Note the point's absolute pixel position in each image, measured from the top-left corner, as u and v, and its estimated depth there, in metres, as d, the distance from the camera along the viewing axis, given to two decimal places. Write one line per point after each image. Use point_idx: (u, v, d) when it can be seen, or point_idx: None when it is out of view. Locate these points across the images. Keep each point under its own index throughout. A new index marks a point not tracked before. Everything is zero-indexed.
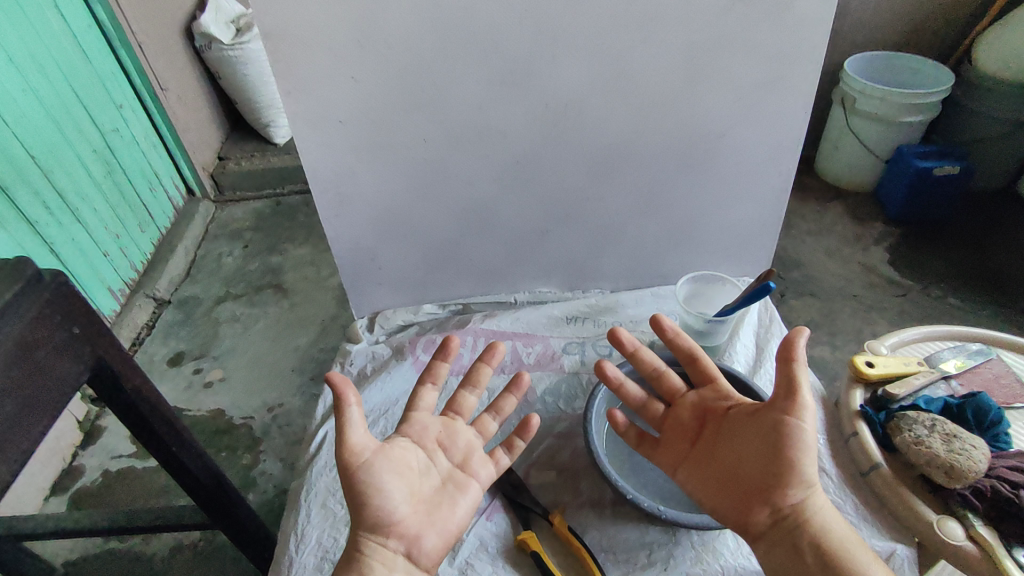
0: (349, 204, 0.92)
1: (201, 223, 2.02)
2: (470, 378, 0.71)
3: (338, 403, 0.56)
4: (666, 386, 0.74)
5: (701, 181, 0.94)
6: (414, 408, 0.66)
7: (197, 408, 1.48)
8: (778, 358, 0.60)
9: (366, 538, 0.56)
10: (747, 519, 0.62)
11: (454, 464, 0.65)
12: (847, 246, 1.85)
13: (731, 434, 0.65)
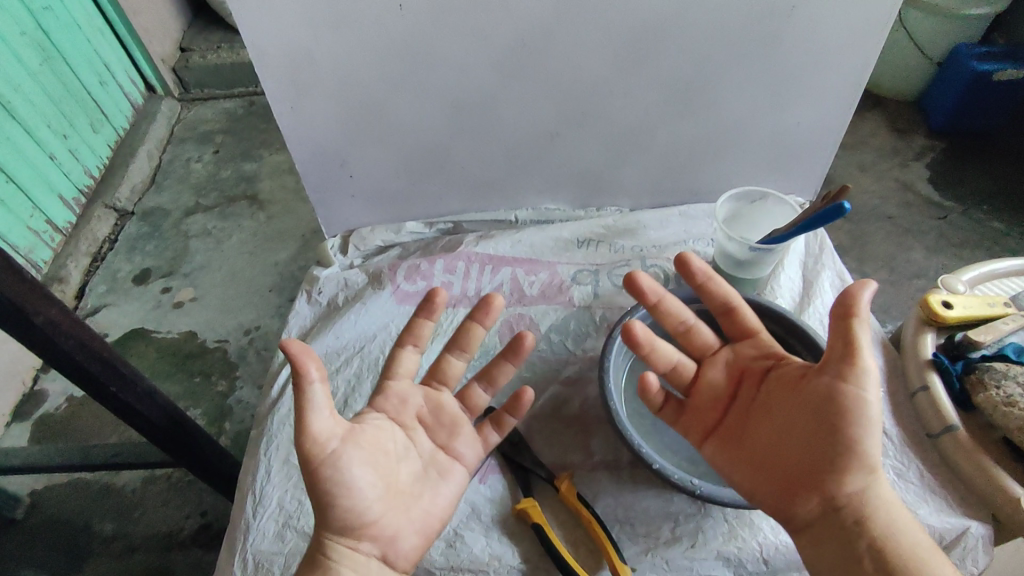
0: (307, 94, 0.72)
1: (164, 123, 1.78)
2: (457, 341, 0.60)
3: (297, 379, 0.44)
4: (696, 342, 0.61)
5: (754, 72, 0.74)
6: (391, 377, 0.55)
7: (169, 330, 1.33)
8: (836, 311, 0.47)
9: (332, 541, 0.45)
10: (786, 507, 0.50)
11: (436, 445, 0.55)
12: (887, 161, 1.65)
13: (773, 405, 0.52)
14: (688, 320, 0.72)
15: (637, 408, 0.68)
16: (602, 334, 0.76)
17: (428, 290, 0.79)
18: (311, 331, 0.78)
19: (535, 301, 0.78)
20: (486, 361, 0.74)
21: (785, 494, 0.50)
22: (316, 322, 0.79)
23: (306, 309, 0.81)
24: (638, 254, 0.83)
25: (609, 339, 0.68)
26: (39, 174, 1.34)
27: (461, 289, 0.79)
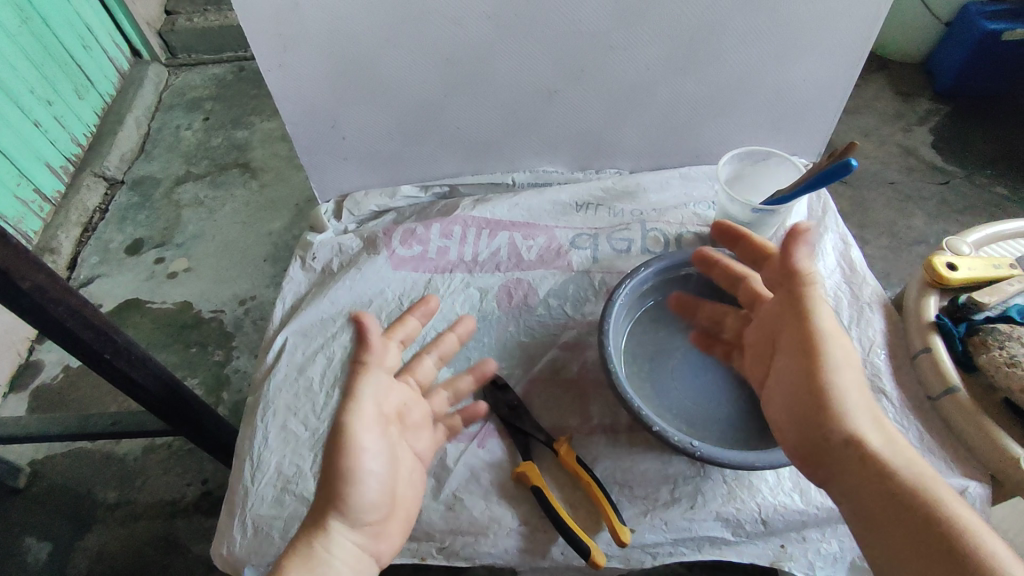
0: (295, 48, 0.69)
1: (152, 90, 1.74)
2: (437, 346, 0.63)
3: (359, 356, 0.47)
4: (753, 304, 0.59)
5: (760, 24, 0.71)
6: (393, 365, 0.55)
7: (163, 300, 1.31)
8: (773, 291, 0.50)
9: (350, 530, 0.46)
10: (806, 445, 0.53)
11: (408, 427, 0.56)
12: (887, 125, 1.62)
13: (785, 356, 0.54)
14: (688, 284, 0.72)
15: (636, 372, 0.67)
16: (601, 298, 0.75)
17: (424, 255, 0.77)
18: (306, 297, 0.77)
19: (533, 266, 0.77)
20: (483, 327, 0.73)
21: (798, 423, 0.50)
22: (311, 288, 0.78)
23: (300, 275, 0.79)
24: (638, 218, 0.81)
25: (609, 302, 0.66)
26: (25, 142, 1.31)
27: (458, 253, 0.78)
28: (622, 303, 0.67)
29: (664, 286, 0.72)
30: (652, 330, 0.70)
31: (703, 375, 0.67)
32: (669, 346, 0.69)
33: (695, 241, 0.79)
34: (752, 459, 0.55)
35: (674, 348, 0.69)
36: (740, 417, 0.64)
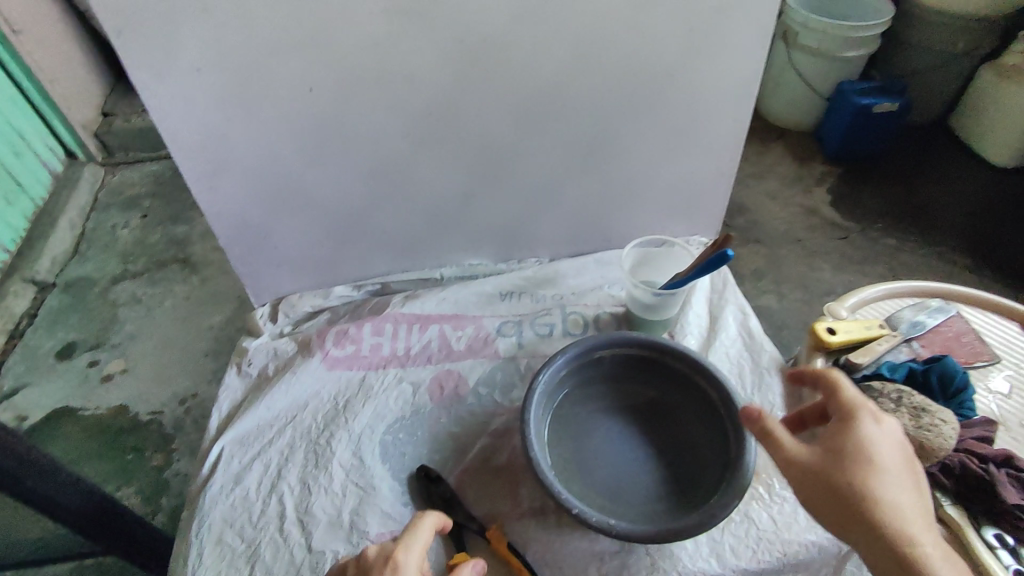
0: (225, 171, 0.74)
1: (87, 191, 1.75)
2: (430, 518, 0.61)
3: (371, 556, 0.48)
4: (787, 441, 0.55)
5: (646, 131, 0.81)
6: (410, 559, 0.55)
7: (96, 406, 1.28)
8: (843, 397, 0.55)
9: None
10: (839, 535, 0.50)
11: None
12: (788, 189, 1.74)
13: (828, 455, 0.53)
14: (603, 364, 0.76)
15: (561, 453, 0.71)
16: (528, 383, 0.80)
17: (358, 353, 0.81)
18: (242, 403, 0.79)
19: (462, 357, 0.81)
20: (417, 420, 0.76)
21: (859, 495, 0.49)
22: (247, 393, 0.80)
23: (236, 382, 0.81)
24: (559, 302, 0.87)
25: (529, 390, 0.70)
26: None
27: (390, 349, 0.82)
28: (542, 388, 0.70)
29: (581, 369, 0.75)
30: (576, 410, 0.75)
31: (625, 451, 0.72)
32: (591, 425, 0.74)
33: (611, 320, 0.85)
34: (663, 532, 0.59)
35: (596, 426, 0.74)
36: (660, 488, 0.69)
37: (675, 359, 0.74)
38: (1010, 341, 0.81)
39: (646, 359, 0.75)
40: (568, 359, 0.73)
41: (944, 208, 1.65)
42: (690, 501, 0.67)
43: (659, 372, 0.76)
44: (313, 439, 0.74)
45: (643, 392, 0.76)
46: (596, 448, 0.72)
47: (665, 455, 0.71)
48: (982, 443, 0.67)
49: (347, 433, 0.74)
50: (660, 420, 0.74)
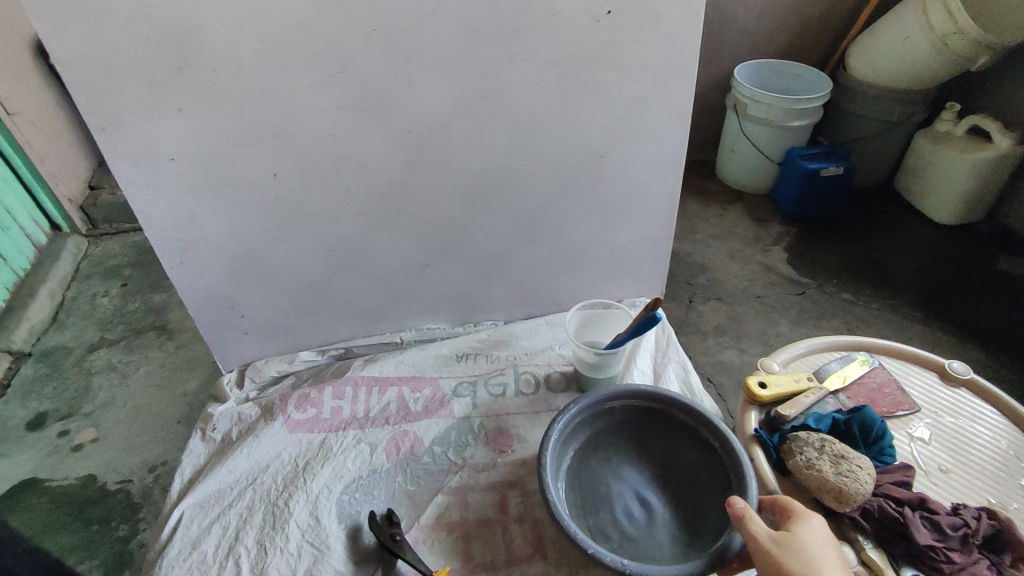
0: (194, 248, 0.80)
1: (70, 261, 1.81)
2: None
3: None
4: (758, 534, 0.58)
5: (586, 205, 0.90)
6: None
7: (64, 476, 1.28)
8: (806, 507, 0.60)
9: None
10: None
11: None
12: (748, 247, 1.78)
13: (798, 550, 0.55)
14: (614, 415, 0.80)
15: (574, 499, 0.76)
16: (481, 441, 0.83)
17: (319, 416, 0.85)
18: (204, 468, 0.82)
19: (418, 417, 0.86)
20: (373, 479, 0.79)
21: None
22: (210, 458, 0.83)
23: (199, 447, 0.84)
24: (512, 362, 0.92)
25: (546, 436, 0.74)
26: None
27: (350, 412, 0.86)
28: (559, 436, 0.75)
29: (592, 416, 0.80)
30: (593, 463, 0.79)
31: (639, 499, 0.76)
32: (603, 474, 0.78)
33: (562, 379, 0.90)
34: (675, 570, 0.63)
35: (608, 474, 0.78)
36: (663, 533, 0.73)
37: (681, 411, 0.79)
38: (931, 391, 0.87)
39: (654, 411, 0.80)
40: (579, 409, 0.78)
41: (899, 264, 1.68)
42: (698, 543, 0.71)
43: (664, 423, 0.80)
44: (270, 502, 0.77)
45: (653, 440, 0.80)
46: (610, 493, 0.76)
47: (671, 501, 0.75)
48: (899, 487, 0.72)
49: (305, 494, 0.77)
50: (663, 468, 0.78)
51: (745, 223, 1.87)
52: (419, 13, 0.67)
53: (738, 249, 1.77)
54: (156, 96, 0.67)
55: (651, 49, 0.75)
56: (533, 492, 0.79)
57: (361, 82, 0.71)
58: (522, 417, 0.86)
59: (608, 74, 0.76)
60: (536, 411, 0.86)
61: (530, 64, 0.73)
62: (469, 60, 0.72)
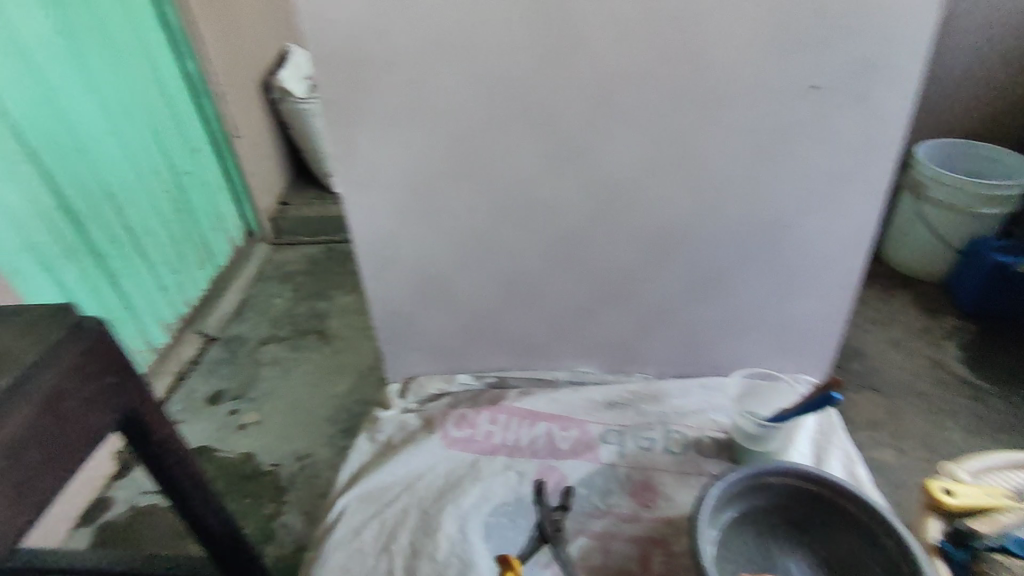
0: (391, 267, 0.91)
1: (255, 263, 2.21)
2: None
3: None
4: None
5: (760, 272, 0.89)
6: None
7: (230, 450, 1.46)
8: None
9: None
10: None
11: None
12: (914, 338, 1.62)
13: None
14: (771, 490, 0.76)
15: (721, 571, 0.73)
16: (625, 491, 0.84)
17: (473, 437, 0.90)
18: (368, 465, 0.90)
19: (565, 456, 0.88)
20: (519, 508, 0.82)
21: None
22: (373, 457, 0.91)
23: (366, 445, 0.94)
24: (661, 419, 0.92)
25: (700, 501, 0.71)
26: (151, 300, 1.70)
27: (501, 438, 0.90)
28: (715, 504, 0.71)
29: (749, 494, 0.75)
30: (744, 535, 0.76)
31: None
32: (754, 551, 0.75)
33: (713, 445, 0.88)
34: None
35: (759, 552, 0.75)
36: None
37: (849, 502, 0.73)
38: None
39: (817, 496, 0.75)
40: (737, 481, 0.74)
41: None
42: None
43: (827, 509, 0.75)
44: (424, 508, 0.82)
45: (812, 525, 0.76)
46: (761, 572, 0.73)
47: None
48: None
49: (455, 509, 0.82)
50: (821, 555, 0.75)
51: (913, 312, 1.71)
52: (629, 75, 0.73)
53: (904, 338, 1.62)
54: (391, 132, 0.78)
55: (854, 126, 0.75)
56: (677, 553, 0.77)
57: (563, 135, 0.77)
58: (669, 475, 0.85)
59: (806, 145, 0.76)
60: (682, 472, 0.85)
61: (726, 130, 0.76)
62: (667, 123, 0.76)
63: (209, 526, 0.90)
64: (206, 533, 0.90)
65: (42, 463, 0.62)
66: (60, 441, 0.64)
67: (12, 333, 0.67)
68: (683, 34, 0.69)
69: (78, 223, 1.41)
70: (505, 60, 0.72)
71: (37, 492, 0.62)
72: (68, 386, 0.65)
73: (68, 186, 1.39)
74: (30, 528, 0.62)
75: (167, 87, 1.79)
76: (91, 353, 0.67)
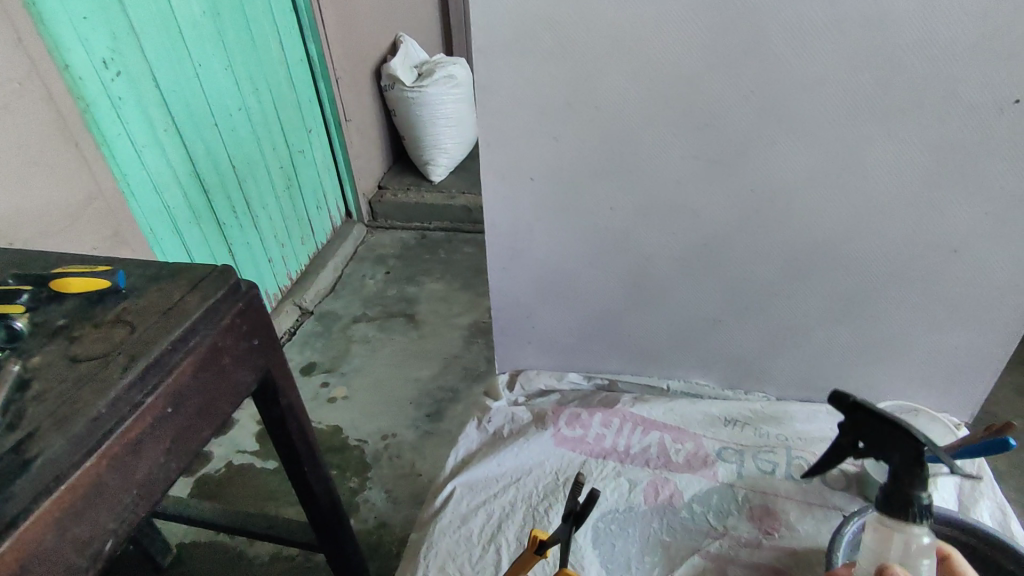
0: (517, 260, 0.91)
1: (351, 243, 2.45)
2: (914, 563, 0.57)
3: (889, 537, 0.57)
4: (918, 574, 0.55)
5: (912, 298, 0.82)
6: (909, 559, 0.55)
7: (320, 422, 1.70)
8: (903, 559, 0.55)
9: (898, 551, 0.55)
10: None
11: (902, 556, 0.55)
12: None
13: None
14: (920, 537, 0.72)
15: None
16: (744, 515, 0.79)
17: (583, 438, 0.89)
18: (476, 453, 0.91)
19: (680, 469, 0.85)
20: (630, 516, 0.80)
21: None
22: (482, 446, 0.92)
23: (474, 433, 0.95)
24: (784, 443, 0.87)
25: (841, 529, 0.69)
26: (254, 265, 1.90)
27: (612, 442, 0.89)
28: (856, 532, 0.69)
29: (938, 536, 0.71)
30: None
31: None
32: None
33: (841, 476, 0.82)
34: None
35: None
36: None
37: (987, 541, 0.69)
38: None
39: (970, 549, 0.70)
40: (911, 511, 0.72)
41: None
42: None
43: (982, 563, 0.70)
44: (532, 504, 0.82)
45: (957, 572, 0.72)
46: None
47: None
48: None
49: (564, 508, 0.81)
50: None
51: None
52: (803, 82, 0.67)
53: None
54: (542, 125, 0.77)
55: None
56: None
57: (722, 139, 0.73)
58: (793, 504, 0.80)
59: (993, 165, 0.69)
60: (805, 502, 0.80)
61: (900, 143, 0.69)
62: (836, 134, 0.70)
63: (308, 494, 0.98)
64: (303, 500, 0.99)
65: (194, 413, 0.66)
66: (212, 395, 0.68)
67: (182, 286, 0.71)
68: (881, 34, 0.63)
69: (203, 192, 1.65)
70: (675, 59, 0.69)
71: (185, 443, 0.65)
72: (224, 342, 0.69)
73: (200, 159, 1.62)
74: (177, 475, 0.65)
75: (292, 70, 2.02)
76: (243, 315, 0.72)
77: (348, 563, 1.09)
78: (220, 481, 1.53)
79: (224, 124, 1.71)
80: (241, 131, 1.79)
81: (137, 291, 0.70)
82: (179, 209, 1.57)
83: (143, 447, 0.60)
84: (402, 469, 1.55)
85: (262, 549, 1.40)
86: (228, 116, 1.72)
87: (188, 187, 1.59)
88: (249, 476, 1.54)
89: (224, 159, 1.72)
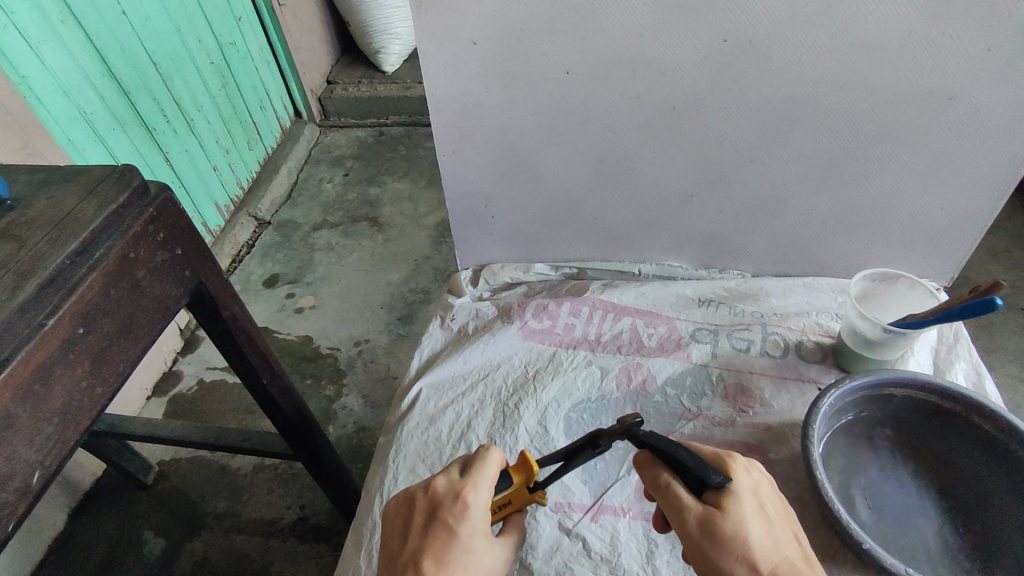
0: (468, 141, 0.82)
1: (304, 145, 2.29)
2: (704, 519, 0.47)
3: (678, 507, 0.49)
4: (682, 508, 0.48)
5: (897, 157, 0.76)
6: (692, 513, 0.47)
7: (288, 332, 1.65)
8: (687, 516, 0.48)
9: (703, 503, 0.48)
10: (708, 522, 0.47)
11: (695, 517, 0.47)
12: (996, 261, 1.54)
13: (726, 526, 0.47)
14: (890, 403, 0.71)
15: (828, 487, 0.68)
16: (718, 395, 0.77)
17: (552, 329, 0.85)
18: (441, 351, 0.87)
19: (653, 353, 0.82)
20: (602, 405, 0.78)
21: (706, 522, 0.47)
22: (447, 344, 0.88)
23: (439, 332, 0.90)
24: (759, 320, 0.84)
25: (813, 406, 0.67)
26: (198, 174, 1.76)
27: (582, 331, 0.85)
28: (827, 412, 0.67)
29: (905, 410, 0.71)
30: (857, 447, 0.72)
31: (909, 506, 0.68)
32: (867, 464, 0.71)
33: (816, 349, 0.80)
34: None
35: (871, 464, 0.71)
36: (948, 550, 0.64)
37: (951, 403, 0.69)
38: None
39: (941, 410, 0.69)
40: (885, 381, 0.70)
41: None
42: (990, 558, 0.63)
43: (953, 425, 0.69)
44: (501, 400, 0.79)
45: (925, 433, 0.71)
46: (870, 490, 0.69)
47: (946, 515, 0.67)
48: None
49: (535, 401, 0.78)
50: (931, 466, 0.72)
51: (998, 236, 1.59)
52: None
53: (1003, 248, 1.56)
54: None
55: None
56: (774, 461, 0.71)
57: None
58: (768, 380, 0.77)
59: None
60: (781, 377, 0.78)
61: None
62: None
63: (274, 407, 0.93)
64: (269, 414, 0.94)
65: (113, 335, 0.59)
66: (133, 313, 0.61)
67: (77, 192, 0.61)
68: None
69: (124, 94, 1.47)
70: None
71: (108, 366, 0.59)
72: (138, 253, 0.61)
73: (112, 56, 1.43)
74: (104, 401, 0.59)
75: None
76: (154, 221, 0.62)
77: (326, 468, 1.07)
78: (192, 398, 1.49)
79: (135, 14, 1.49)
80: (156, 21, 1.57)
81: (25, 202, 0.61)
82: (99, 116, 1.40)
83: (54, 376, 0.53)
84: (378, 373, 1.52)
85: (245, 460, 1.33)
86: (138, 3, 1.50)
87: (104, 89, 1.41)
88: (222, 392, 1.50)
89: (142, 55, 1.53)
